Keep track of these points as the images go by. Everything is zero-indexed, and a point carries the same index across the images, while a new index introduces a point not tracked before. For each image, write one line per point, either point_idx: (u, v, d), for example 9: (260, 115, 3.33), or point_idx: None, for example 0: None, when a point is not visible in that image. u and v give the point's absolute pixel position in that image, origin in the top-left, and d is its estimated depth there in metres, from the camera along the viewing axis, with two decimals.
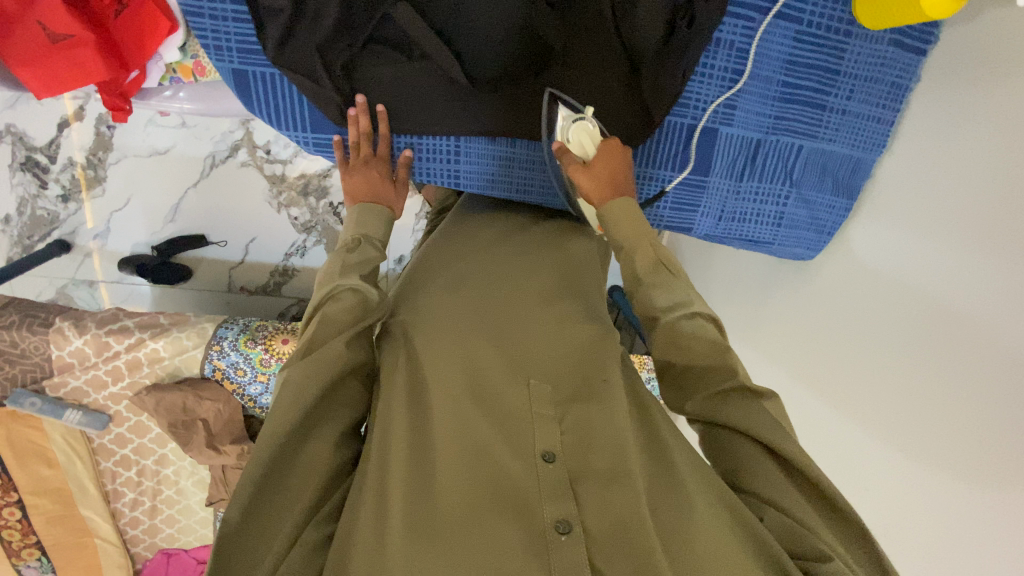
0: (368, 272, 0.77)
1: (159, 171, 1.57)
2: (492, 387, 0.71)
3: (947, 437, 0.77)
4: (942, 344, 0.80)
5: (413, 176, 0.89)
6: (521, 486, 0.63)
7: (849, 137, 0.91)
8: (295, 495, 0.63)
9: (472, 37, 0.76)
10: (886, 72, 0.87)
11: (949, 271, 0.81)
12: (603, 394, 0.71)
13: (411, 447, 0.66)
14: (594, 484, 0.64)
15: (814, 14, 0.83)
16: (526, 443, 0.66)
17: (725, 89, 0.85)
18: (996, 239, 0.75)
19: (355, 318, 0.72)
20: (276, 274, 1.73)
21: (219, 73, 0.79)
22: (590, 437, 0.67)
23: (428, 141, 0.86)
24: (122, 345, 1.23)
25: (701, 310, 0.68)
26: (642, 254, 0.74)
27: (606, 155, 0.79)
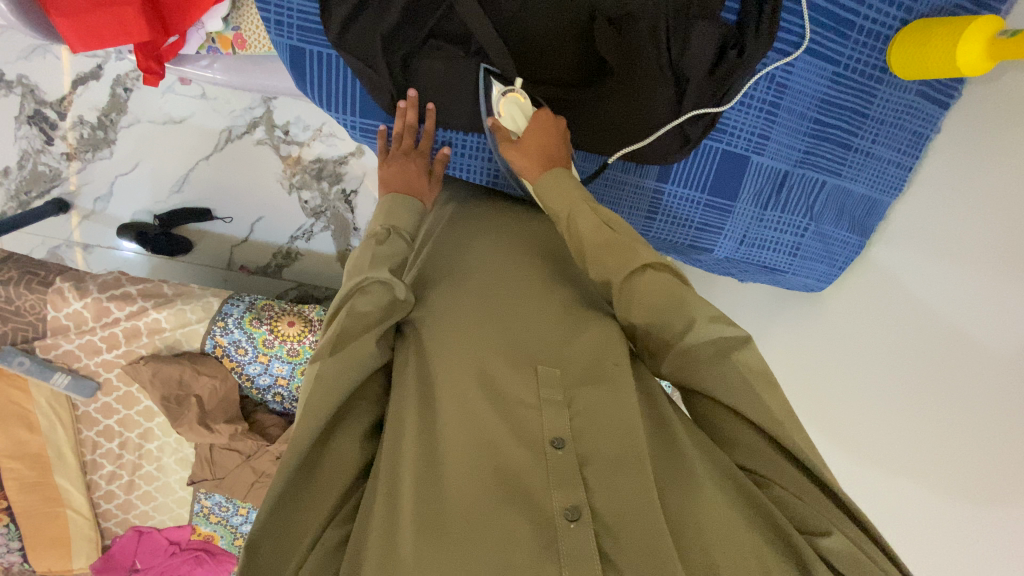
0: (397, 265, 0.74)
1: (172, 139, 1.54)
2: (501, 377, 0.68)
3: (954, 468, 0.81)
4: (949, 378, 0.84)
5: (448, 169, 0.94)
6: (526, 472, 0.61)
7: (869, 178, 0.96)
8: (321, 490, 0.62)
9: (526, 42, 0.81)
10: (910, 121, 0.92)
11: (961, 301, 0.85)
12: (614, 378, 0.69)
13: (422, 441, 0.64)
14: (601, 468, 0.62)
15: (851, 58, 0.87)
16: (530, 430, 0.64)
17: (761, 119, 0.88)
18: (1005, 272, 0.79)
19: (383, 313, 0.70)
20: (278, 256, 1.68)
21: (277, 49, 0.80)
22: (598, 424, 0.65)
23: (462, 138, 0.89)
24: (122, 312, 1.20)
25: (647, 262, 0.67)
26: (580, 218, 0.73)
27: (536, 125, 0.78)
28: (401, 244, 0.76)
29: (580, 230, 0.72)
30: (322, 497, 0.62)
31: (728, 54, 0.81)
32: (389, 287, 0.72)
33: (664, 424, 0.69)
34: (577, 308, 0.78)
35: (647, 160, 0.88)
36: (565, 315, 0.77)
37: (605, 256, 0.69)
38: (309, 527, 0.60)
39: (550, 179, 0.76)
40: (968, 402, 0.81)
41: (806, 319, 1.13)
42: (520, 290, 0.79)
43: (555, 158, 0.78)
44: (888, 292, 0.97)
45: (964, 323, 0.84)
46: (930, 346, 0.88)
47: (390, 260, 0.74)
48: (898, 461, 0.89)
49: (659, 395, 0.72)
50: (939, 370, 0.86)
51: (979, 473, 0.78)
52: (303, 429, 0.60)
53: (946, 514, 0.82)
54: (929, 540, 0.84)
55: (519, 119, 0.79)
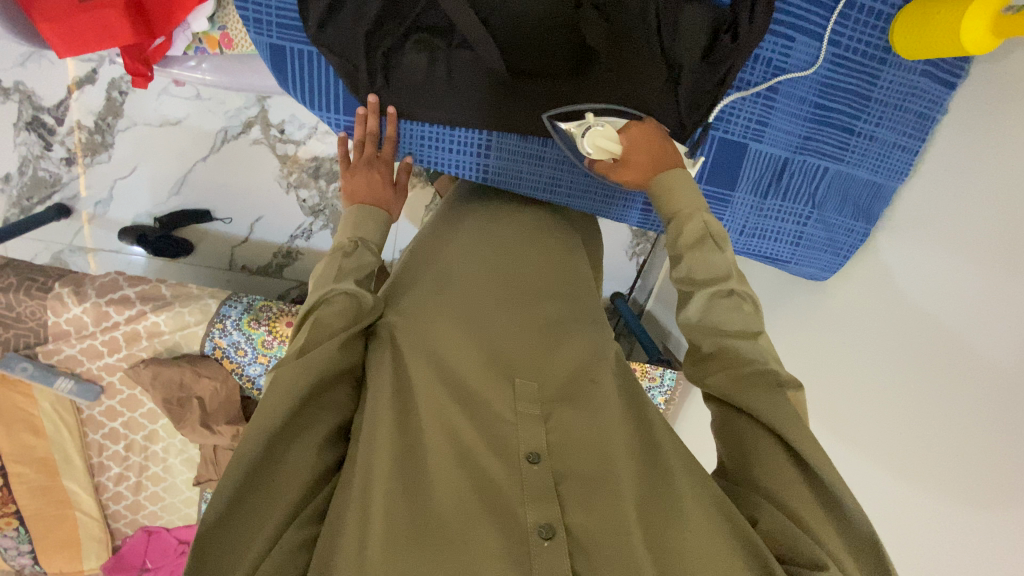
0: (365, 276, 0.75)
1: (168, 142, 1.53)
2: (481, 387, 0.67)
3: (957, 462, 0.78)
4: (958, 369, 0.80)
5: (434, 166, 0.88)
6: (502, 488, 0.61)
7: (874, 163, 0.92)
8: (282, 490, 0.60)
9: (513, 30, 0.77)
10: (916, 103, 0.88)
11: (978, 295, 0.80)
12: (592, 394, 0.69)
13: (395, 444, 0.62)
14: (577, 484, 0.62)
15: (852, 39, 0.83)
16: (507, 442, 0.64)
17: (760, 105, 0.86)
18: (1013, 270, 0.76)
19: (347, 323, 0.69)
20: (279, 255, 1.70)
21: (256, 47, 0.78)
22: (575, 440, 0.65)
23: (417, 128, 0.84)
24: (122, 316, 1.21)
25: (738, 287, 0.67)
26: (690, 226, 0.71)
27: (638, 142, 0.77)
28: (371, 253, 0.76)
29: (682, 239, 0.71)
30: (283, 496, 0.60)
31: (721, 37, 0.78)
32: (355, 296, 0.71)
33: (650, 439, 0.68)
34: (561, 318, 0.78)
35: None
36: (548, 326, 0.77)
37: (695, 270, 0.69)
38: (265, 526, 0.58)
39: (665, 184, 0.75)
40: (976, 397, 0.77)
41: (808, 310, 1.10)
42: (503, 293, 0.78)
43: (667, 164, 0.77)
44: (889, 284, 0.95)
45: (972, 316, 0.81)
46: (942, 342, 0.84)
47: (357, 272, 0.74)
48: (901, 457, 0.86)
49: (647, 410, 0.71)
50: (947, 364, 0.82)
51: (984, 468, 0.75)
52: (269, 423, 0.59)
53: (947, 514, 0.79)
54: (936, 536, 0.81)
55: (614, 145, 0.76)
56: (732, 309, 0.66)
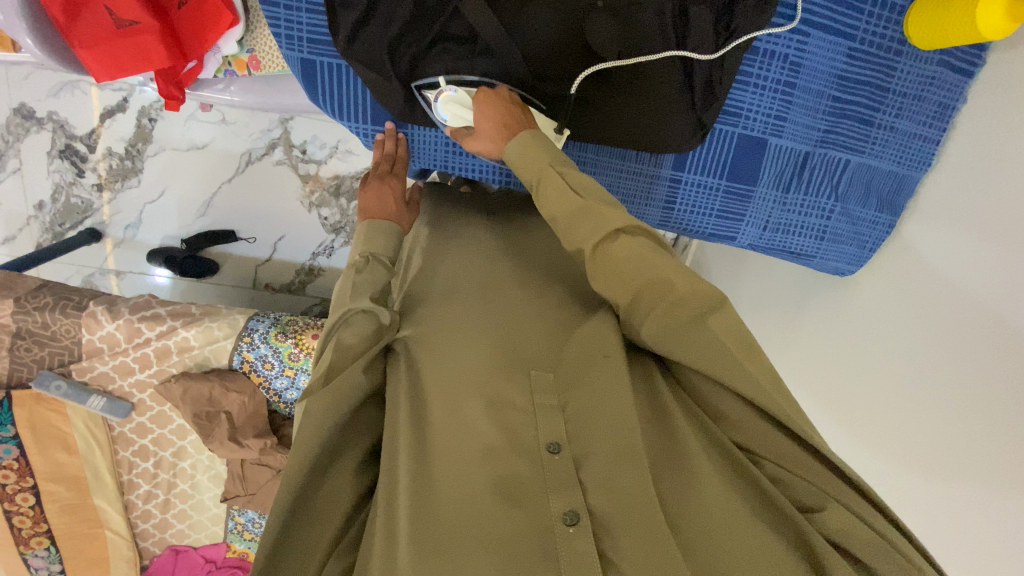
0: (379, 290, 0.77)
1: (195, 165, 1.58)
2: (502, 389, 0.68)
3: (992, 464, 0.76)
4: (995, 367, 0.78)
5: (458, 171, 0.92)
6: (524, 476, 0.62)
7: (895, 153, 0.92)
8: (322, 526, 0.60)
9: (534, 37, 0.79)
10: (934, 92, 0.89)
11: (1008, 286, 0.79)
12: (604, 370, 0.67)
13: (414, 457, 0.63)
14: (597, 467, 0.61)
15: (866, 32, 0.84)
16: (527, 437, 0.65)
17: (776, 99, 0.87)
18: None
19: (369, 340, 0.71)
20: (301, 273, 1.73)
21: (287, 62, 0.81)
22: (592, 423, 0.64)
23: (429, 133, 0.88)
24: (153, 332, 1.23)
25: (620, 227, 0.68)
26: (551, 186, 0.73)
27: (482, 107, 0.78)
28: (382, 266, 0.79)
29: (551, 200, 0.72)
30: (324, 526, 0.60)
31: (720, 26, 0.81)
32: (372, 314, 0.73)
33: (663, 410, 0.68)
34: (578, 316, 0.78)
35: (658, 150, 0.88)
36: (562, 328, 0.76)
37: (578, 226, 0.70)
38: (309, 565, 0.58)
39: (517, 147, 0.76)
40: (1008, 382, 0.76)
41: (835, 307, 1.09)
42: (521, 298, 0.80)
43: (517, 127, 0.77)
44: (910, 279, 0.95)
45: (1002, 307, 0.79)
46: (974, 336, 0.82)
47: (371, 288, 0.76)
48: (923, 447, 0.86)
49: (659, 391, 0.69)
50: (980, 360, 0.80)
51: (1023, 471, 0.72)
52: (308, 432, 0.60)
53: (976, 506, 0.78)
54: (973, 545, 0.77)
55: (464, 110, 0.79)
56: (620, 254, 0.67)
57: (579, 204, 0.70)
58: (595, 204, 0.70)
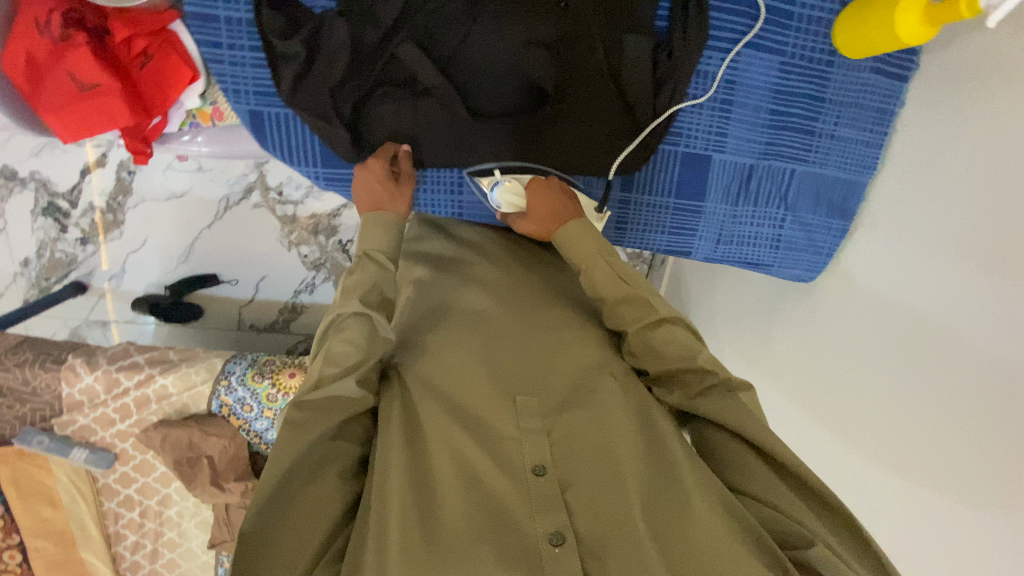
0: (373, 294, 0.74)
1: (174, 213, 1.62)
2: (487, 414, 0.68)
3: (967, 469, 0.74)
4: (961, 368, 0.76)
5: (416, 208, 0.94)
6: (509, 498, 0.62)
7: (840, 160, 0.93)
8: (300, 541, 0.60)
9: (473, 75, 0.82)
10: (871, 99, 0.91)
11: (961, 287, 0.79)
12: (592, 402, 0.70)
13: (409, 476, 0.63)
14: (583, 490, 0.63)
15: (796, 47, 0.87)
16: (513, 459, 0.65)
17: (715, 117, 0.89)
18: (999, 260, 0.74)
19: (357, 346, 0.68)
20: (285, 311, 1.75)
21: (236, 113, 0.83)
22: (577, 448, 0.66)
23: None
24: (131, 381, 1.24)
25: (665, 316, 0.73)
26: (598, 272, 0.78)
27: (535, 197, 0.84)
28: (376, 269, 0.76)
29: (598, 284, 0.78)
30: (297, 551, 0.59)
31: (661, 57, 0.84)
32: (364, 317, 0.71)
33: (652, 433, 0.69)
34: (565, 337, 0.79)
35: (607, 173, 0.89)
36: (550, 349, 0.77)
37: (622, 309, 0.76)
38: None
39: (567, 234, 0.82)
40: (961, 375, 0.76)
41: (801, 314, 1.09)
42: (493, 324, 0.81)
43: (563, 216, 0.84)
44: (868, 282, 0.95)
45: (961, 306, 0.78)
46: (933, 339, 0.82)
47: (366, 291, 0.74)
48: (891, 445, 0.85)
49: (649, 415, 0.71)
50: (945, 365, 0.79)
51: (995, 475, 0.71)
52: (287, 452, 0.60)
53: (946, 504, 0.77)
54: (949, 550, 0.76)
55: (517, 197, 0.85)
56: (666, 340, 0.72)
57: (624, 290, 0.76)
58: (642, 292, 0.76)
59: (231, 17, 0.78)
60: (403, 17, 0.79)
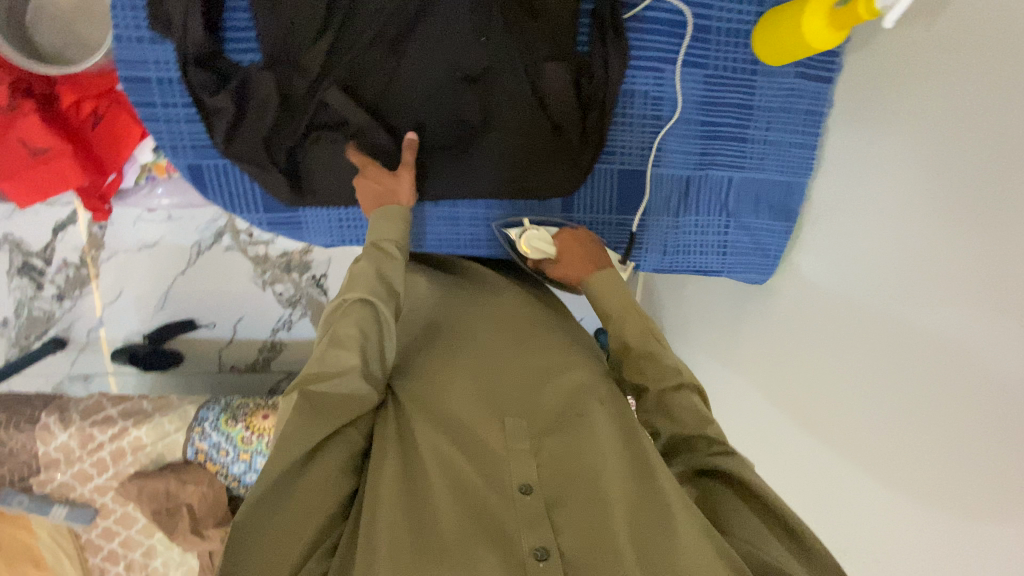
0: (382, 284, 0.74)
1: (148, 263, 1.63)
2: (480, 431, 0.67)
3: (916, 465, 0.73)
4: (904, 360, 0.75)
5: (413, 248, 0.98)
6: (497, 514, 0.60)
7: (776, 163, 0.95)
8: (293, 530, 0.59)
9: (403, 113, 0.85)
10: (799, 102, 0.92)
11: (895, 278, 0.78)
12: (582, 422, 0.69)
13: (402, 492, 0.62)
14: (571, 508, 0.61)
15: (718, 60, 0.89)
16: (500, 476, 0.63)
17: (647, 133, 0.91)
18: (938, 242, 0.72)
19: (362, 330, 0.69)
20: (264, 350, 1.75)
21: (176, 168, 0.86)
22: (567, 466, 0.64)
23: (321, 212, 0.91)
24: (105, 435, 1.25)
25: (687, 380, 0.73)
26: (630, 322, 0.79)
27: (567, 245, 0.87)
28: (379, 261, 0.76)
29: (628, 332, 0.78)
30: (287, 545, 0.58)
31: (583, 81, 0.85)
32: (370, 304, 0.71)
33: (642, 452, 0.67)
34: (560, 359, 0.78)
35: (544, 196, 0.92)
36: (544, 370, 0.76)
37: (644, 363, 0.76)
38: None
39: (601, 281, 0.84)
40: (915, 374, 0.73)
41: (757, 314, 1.08)
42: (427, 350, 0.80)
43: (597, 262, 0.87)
44: (815, 291, 0.93)
45: (896, 295, 0.77)
46: (874, 332, 0.80)
47: (372, 279, 0.74)
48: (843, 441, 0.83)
49: (638, 433, 0.70)
50: (890, 358, 0.77)
51: (944, 470, 0.69)
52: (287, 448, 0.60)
53: (896, 501, 0.75)
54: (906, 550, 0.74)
55: (546, 244, 0.87)
56: (685, 403, 0.71)
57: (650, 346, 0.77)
58: (669, 355, 0.76)
59: (161, 76, 0.80)
60: (328, 63, 0.81)
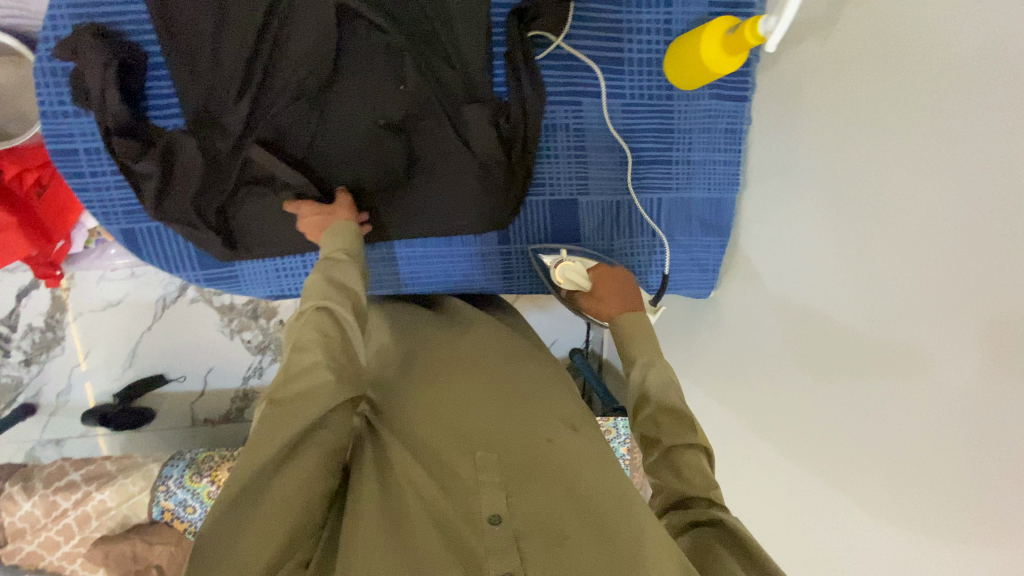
0: (341, 287, 0.74)
1: (115, 321, 1.60)
2: (454, 466, 0.63)
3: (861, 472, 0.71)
4: (835, 366, 0.75)
5: (370, 288, 0.98)
6: (468, 546, 0.56)
7: (703, 182, 0.97)
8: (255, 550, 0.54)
9: (331, 164, 0.86)
10: (717, 122, 0.95)
11: (824, 286, 0.78)
12: (558, 454, 0.65)
13: (379, 528, 0.59)
14: (541, 543, 0.57)
15: (633, 89, 0.92)
16: (471, 507, 0.59)
17: (571, 164, 0.94)
18: (861, 243, 0.72)
19: (321, 334, 0.68)
20: (237, 399, 1.70)
21: (109, 234, 0.87)
22: (539, 498, 0.60)
23: (258, 264, 0.93)
24: (70, 501, 1.25)
25: (700, 442, 0.71)
26: (654, 371, 0.78)
27: (604, 279, 0.89)
28: (333, 267, 0.75)
29: (651, 378, 0.77)
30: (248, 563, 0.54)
31: (503, 121, 0.87)
32: (327, 308, 0.70)
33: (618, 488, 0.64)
34: (536, 394, 0.76)
35: (477, 231, 0.94)
36: (521, 401, 0.73)
37: (663, 415, 0.73)
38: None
39: (631, 321, 0.84)
40: (845, 381, 0.73)
41: (710, 328, 1.07)
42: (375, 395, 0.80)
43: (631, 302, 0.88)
44: (754, 301, 0.94)
45: (824, 300, 0.78)
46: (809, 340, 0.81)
47: (326, 285, 0.72)
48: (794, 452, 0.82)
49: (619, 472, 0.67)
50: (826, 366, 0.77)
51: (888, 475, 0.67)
52: (251, 464, 0.58)
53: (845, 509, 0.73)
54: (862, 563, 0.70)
55: (581, 279, 0.89)
56: (692, 462, 0.68)
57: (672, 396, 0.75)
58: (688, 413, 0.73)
59: (90, 147, 0.83)
60: (251, 122, 0.82)
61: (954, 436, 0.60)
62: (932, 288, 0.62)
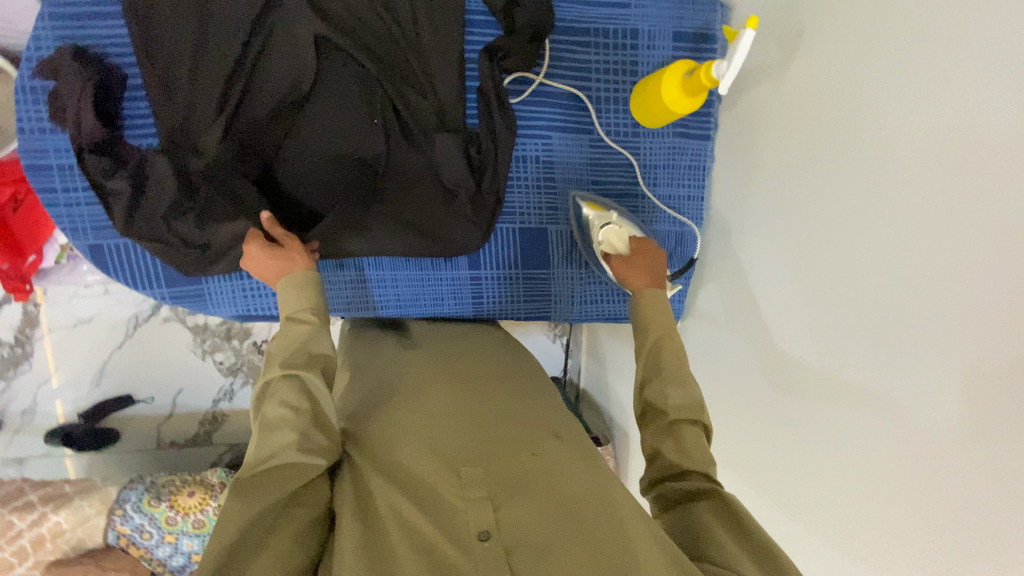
0: (311, 356, 0.73)
1: (86, 339, 1.54)
2: (434, 481, 0.63)
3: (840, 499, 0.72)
4: (811, 398, 0.76)
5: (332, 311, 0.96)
6: (457, 565, 0.55)
7: (668, 215, 1.00)
8: None
9: (304, 185, 0.89)
10: (681, 158, 0.99)
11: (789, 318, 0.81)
12: (540, 465, 0.65)
13: (361, 550, 0.57)
14: (532, 553, 0.56)
15: (601, 125, 0.96)
16: (457, 525, 0.59)
17: (541, 194, 0.97)
18: (819, 277, 0.75)
19: (289, 406, 0.66)
20: (205, 423, 1.67)
21: (76, 249, 0.87)
22: (525, 512, 0.60)
23: (225, 282, 0.93)
24: (25, 522, 1.19)
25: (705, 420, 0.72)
26: (668, 345, 0.78)
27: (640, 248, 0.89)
28: (307, 330, 0.75)
29: (666, 354, 0.77)
30: None
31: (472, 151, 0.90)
32: (294, 377, 0.69)
33: (602, 489, 0.64)
34: (510, 406, 0.76)
35: (448, 254, 0.95)
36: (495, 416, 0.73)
37: (670, 390, 0.73)
38: None
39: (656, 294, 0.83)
40: (821, 409, 0.75)
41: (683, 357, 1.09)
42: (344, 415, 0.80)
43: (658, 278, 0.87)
44: (720, 330, 0.96)
45: (790, 331, 0.80)
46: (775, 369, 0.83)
47: (295, 353, 0.72)
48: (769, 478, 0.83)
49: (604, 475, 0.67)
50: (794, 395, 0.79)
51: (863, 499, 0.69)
52: (225, 540, 0.56)
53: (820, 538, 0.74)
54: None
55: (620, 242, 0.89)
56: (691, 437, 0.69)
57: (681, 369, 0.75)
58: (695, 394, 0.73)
59: (63, 164, 0.84)
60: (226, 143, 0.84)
61: (919, 460, 0.62)
62: (898, 310, 0.65)
